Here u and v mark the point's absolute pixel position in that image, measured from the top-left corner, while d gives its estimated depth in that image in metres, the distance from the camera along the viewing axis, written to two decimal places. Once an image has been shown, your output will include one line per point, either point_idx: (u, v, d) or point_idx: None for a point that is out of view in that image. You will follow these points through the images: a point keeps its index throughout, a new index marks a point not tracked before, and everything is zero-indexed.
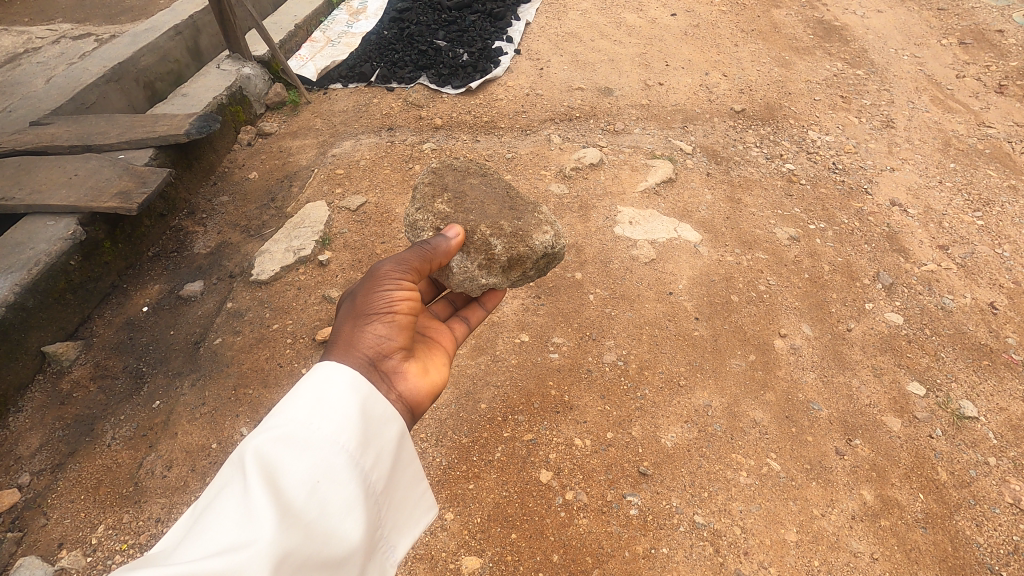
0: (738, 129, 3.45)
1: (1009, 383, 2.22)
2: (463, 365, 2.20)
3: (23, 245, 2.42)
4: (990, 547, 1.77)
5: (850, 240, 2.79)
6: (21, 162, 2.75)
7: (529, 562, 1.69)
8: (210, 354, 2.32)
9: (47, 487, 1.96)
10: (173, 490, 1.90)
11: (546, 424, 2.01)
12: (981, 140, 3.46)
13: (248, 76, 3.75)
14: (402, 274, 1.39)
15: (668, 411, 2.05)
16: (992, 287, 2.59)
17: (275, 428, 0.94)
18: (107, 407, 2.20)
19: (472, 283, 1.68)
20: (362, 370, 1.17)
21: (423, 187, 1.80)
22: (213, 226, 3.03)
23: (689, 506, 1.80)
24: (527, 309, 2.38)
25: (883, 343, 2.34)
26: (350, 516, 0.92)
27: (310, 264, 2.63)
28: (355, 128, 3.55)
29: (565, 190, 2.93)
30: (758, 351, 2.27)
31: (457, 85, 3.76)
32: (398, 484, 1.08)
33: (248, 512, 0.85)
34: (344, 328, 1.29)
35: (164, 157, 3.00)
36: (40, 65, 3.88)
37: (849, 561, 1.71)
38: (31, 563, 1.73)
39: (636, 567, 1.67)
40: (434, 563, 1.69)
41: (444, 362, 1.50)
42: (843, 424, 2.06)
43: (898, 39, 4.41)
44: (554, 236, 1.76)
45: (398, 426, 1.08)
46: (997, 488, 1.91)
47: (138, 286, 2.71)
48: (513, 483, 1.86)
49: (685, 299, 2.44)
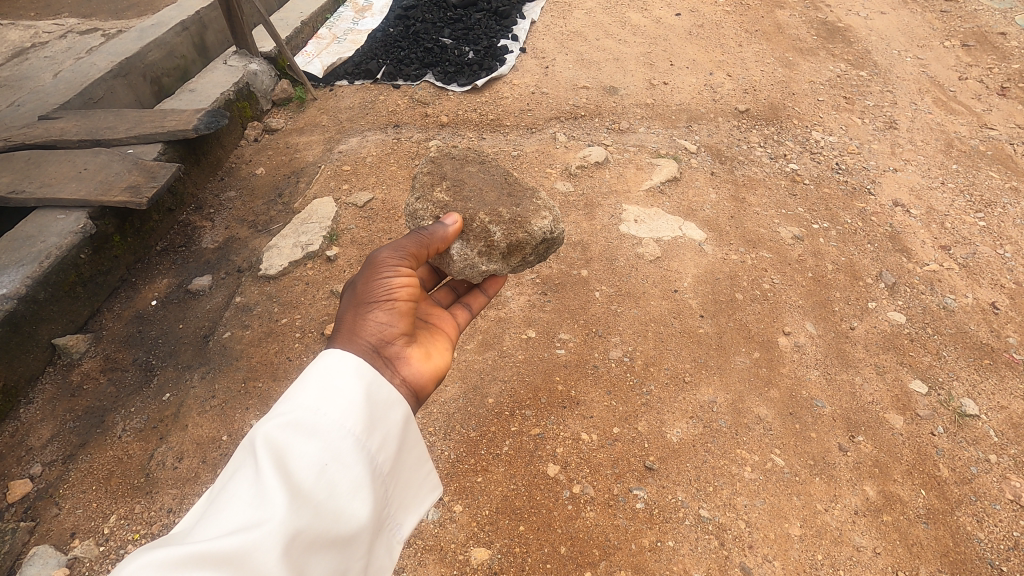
0: (742, 129, 3.47)
1: (1010, 381, 2.24)
2: (470, 360, 2.22)
3: (34, 239, 2.44)
4: (991, 542, 1.80)
5: (852, 240, 2.81)
6: (31, 156, 2.76)
7: (537, 553, 1.71)
8: (219, 348, 2.34)
9: (58, 478, 1.98)
10: (184, 481, 1.93)
11: (553, 418, 2.03)
12: (983, 142, 3.49)
13: (255, 71, 3.77)
14: (400, 261, 1.42)
15: (674, 407, 2.07)
16: (993, 287, 2.62)
17: (284, 414, 0.96)
18: (118, 399, 2.22)
19: (472, 269, 1.70)
20: (366, 356, 1.20)
21: (422, 177, 1.83)
22: (221, 221, 3.05)
23: (694, 500, 1.83)
24: (533, 305, 2.40)
25: (885, 342, 2.36)
26: (359, 496, 0.94)
27: (318, 259, 2.65)
28: (361, 125, 3.57)
29: (570, 188, 2.96)
30: (761, 349, 2.29)
31: (463, 83, 3.79)
32: (405, 465, 1.10)
33: (262, 493, 0.87)
34: (347, 316, 1.32)
35: (173, 152, 3.01)
36: (48, 59, 3.89)
37: (852, 555, 1.74)
38: (45, 552, 1.76)
39: (642, 560, 1.69)
40: (443, 554, 1.72)
41: (446, 347, 1.52)
42: (846, 421, 2.08)
43: (902, 41, 4.44)
44: (552, 222, 1.77)
45: (404, 409, 1.09)
46: (997, 485, 1.93)
47: (146, 280, 2.73)
48: (521, 476, 1.89)
49: (690, 297, 2.46)
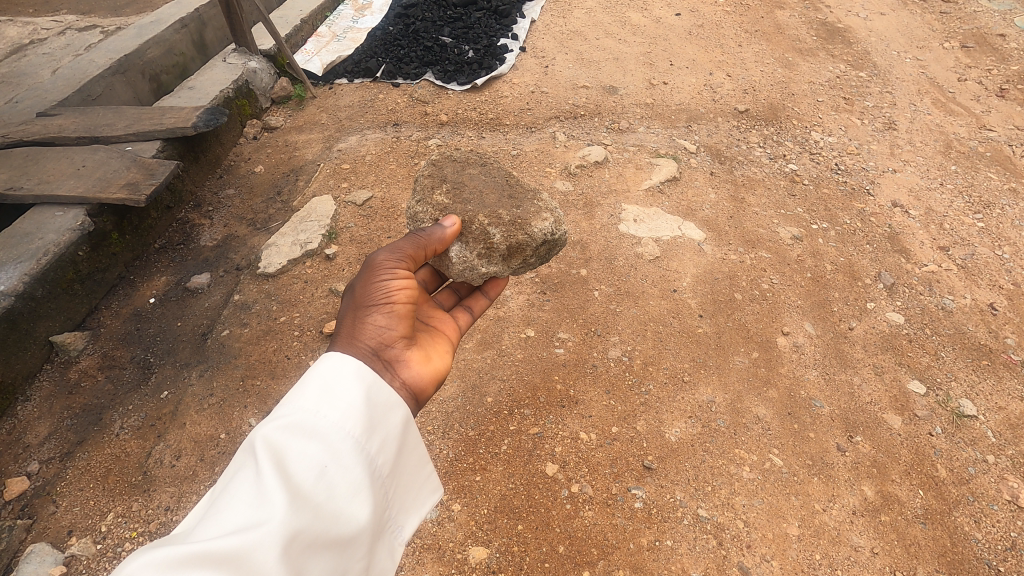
0: (741, 129, 3.47)
1: (1008, 382, 2.25)
2: (469, 359, 2.22)
3: (31, 236, 2.42)
4: (989, 543, 1.80)
5: (851, 241, 2.81)
6: (29, 154, 2.75)
7: (535, 553, 1.71)
8: (217, 346, 2.34)
9: (56, 475, 1.98)
10: (182, 479, 1.92)
11: (552, 417, 2.03)
12: (981, 143, 3.50)
13: (254, 69, 3.76)
14: (398, 263, 1.41)
15: (672, 407, 2.07)
16: (991, 287, 2.63)
17: (284, 416, 0.96)
18: (115, 397, 2.22)
19: (472, 272, 1.69)
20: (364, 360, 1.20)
21: (423, 179, 1.83)
22: (219, 219, 3.05)
23: (692, 500, 1.83)
24: (532, 305, 2.40)
25: (884, 343, 2.36)
26: (359, 498, 0.94)
27: (317, 257, 2.64)
28: (361, 123, 3.57)
29: (569, 187, 2.96)
30: (760, 349, 2.29)
31: (463, 81, 3.78)
32: (404, 468, 1.09)
33: (262, 494, 0.87)
34: (347, 320, 1.32)
35: (171, 149, 3.00)
36: (46, 56, 3.88)
37: (850, 555, 1.74)
38: (42, 550, 1.75)
39: (640, 560, 1.69)
40: (441, 553, 1.71)
41: (447, 350, 1.52)
42: (844, 421, 2.09)
43: (901, 42, 4.45)
44: (554, 223, 1.75)
45: (403, 412, 1.09)
46: (995, 485, 1.93)
47: (144, 278, 2.73)
48: (520, 475, 1.89)
49: (688, 297, 2.46)
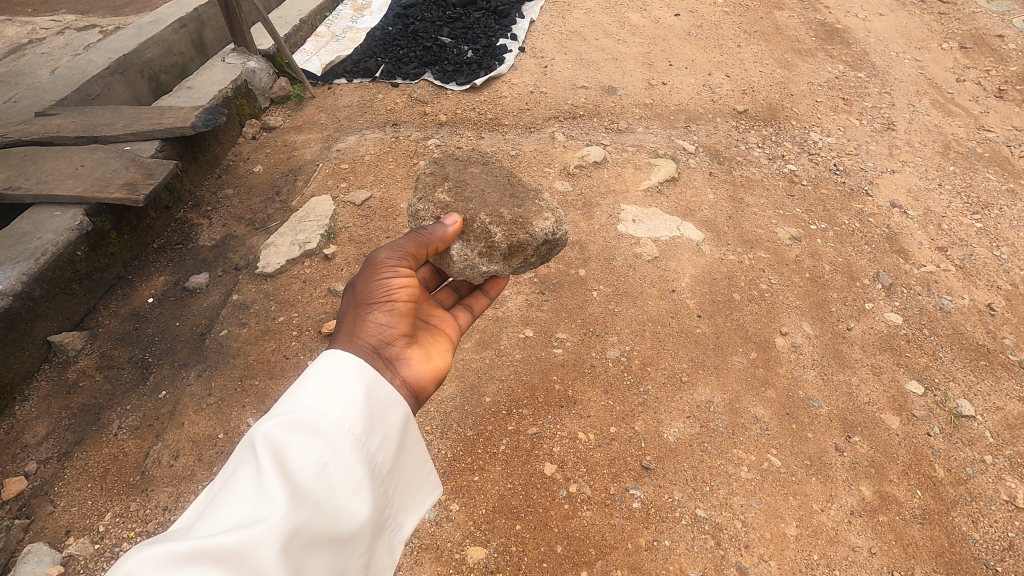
0: (740, 129, 3.48)
1: (1006, 382, 2.25)
2: (468, 359, 2.22)
3: (29, 235, 2.42)
4: (986, 543, 1.81)
5: (850, 241, 2.82)
6: (27, 153, 2.75)
7: (534, 553, 1.71)
8: (216, 345, 2.33)
9: (53, 475, 1.98)
10: (180, 479, 1.91)
11: (551, 417, 2.03)
12: (980, 144, 3.50)
13: (254, 70, 3.76)
14: (398, 261, 1.41)
15: (670, 407, 2.07)
16: (990, 288, 2.63)
17: (285, 413, 0.96)
18: (113, 397, 2.22)
19: (472, 270, 1.69)
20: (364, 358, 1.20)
21: (424, 177, 1.82)
22: (219, 218, 3.05)
23: (690, 500, 1.83)
24: (532, 305, 2.40)
25: (882, 343, 2.37)
26: (359, 495, 0.94)
27: (316, 257, 2.64)
28: (360, 123, 3.56)
29: (568, 188, 2.95)
30: (758, 349, 2.29)
31: (462, 81, 3.78)
32: (404, 466, 1.09)
33: (262, 489, 0.87)
34: (347, 317, 1.32)
35: (170, 149, 3.00)
36: (44, 55, 3.87)
37: (848, 555, 1.74)
38: (40, 550, 1.74)
39: (639, 560, 1.69)
40: (439, 553, 1.71)
41: (447, 349, 1.51)
42: (843, 421, 2.09)
43: (899, 42, 4.45)
44: (555, 224, 1.76)
45: (403, 410, 1.08)
46: (993, 485, 1.93)
47: (143, 278, 2.73)
48: (519, 475, 1.89)
49: (687, 297, 2.46)
